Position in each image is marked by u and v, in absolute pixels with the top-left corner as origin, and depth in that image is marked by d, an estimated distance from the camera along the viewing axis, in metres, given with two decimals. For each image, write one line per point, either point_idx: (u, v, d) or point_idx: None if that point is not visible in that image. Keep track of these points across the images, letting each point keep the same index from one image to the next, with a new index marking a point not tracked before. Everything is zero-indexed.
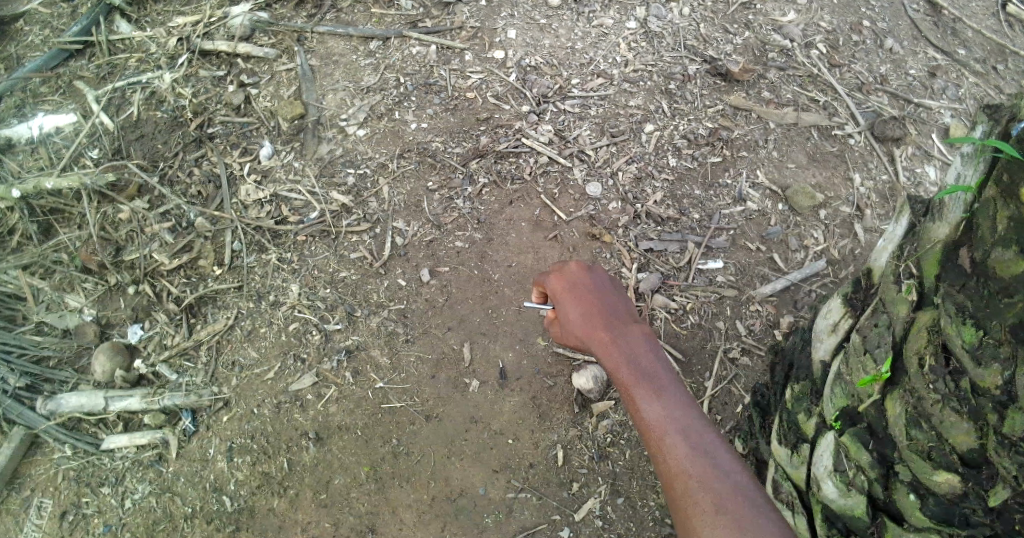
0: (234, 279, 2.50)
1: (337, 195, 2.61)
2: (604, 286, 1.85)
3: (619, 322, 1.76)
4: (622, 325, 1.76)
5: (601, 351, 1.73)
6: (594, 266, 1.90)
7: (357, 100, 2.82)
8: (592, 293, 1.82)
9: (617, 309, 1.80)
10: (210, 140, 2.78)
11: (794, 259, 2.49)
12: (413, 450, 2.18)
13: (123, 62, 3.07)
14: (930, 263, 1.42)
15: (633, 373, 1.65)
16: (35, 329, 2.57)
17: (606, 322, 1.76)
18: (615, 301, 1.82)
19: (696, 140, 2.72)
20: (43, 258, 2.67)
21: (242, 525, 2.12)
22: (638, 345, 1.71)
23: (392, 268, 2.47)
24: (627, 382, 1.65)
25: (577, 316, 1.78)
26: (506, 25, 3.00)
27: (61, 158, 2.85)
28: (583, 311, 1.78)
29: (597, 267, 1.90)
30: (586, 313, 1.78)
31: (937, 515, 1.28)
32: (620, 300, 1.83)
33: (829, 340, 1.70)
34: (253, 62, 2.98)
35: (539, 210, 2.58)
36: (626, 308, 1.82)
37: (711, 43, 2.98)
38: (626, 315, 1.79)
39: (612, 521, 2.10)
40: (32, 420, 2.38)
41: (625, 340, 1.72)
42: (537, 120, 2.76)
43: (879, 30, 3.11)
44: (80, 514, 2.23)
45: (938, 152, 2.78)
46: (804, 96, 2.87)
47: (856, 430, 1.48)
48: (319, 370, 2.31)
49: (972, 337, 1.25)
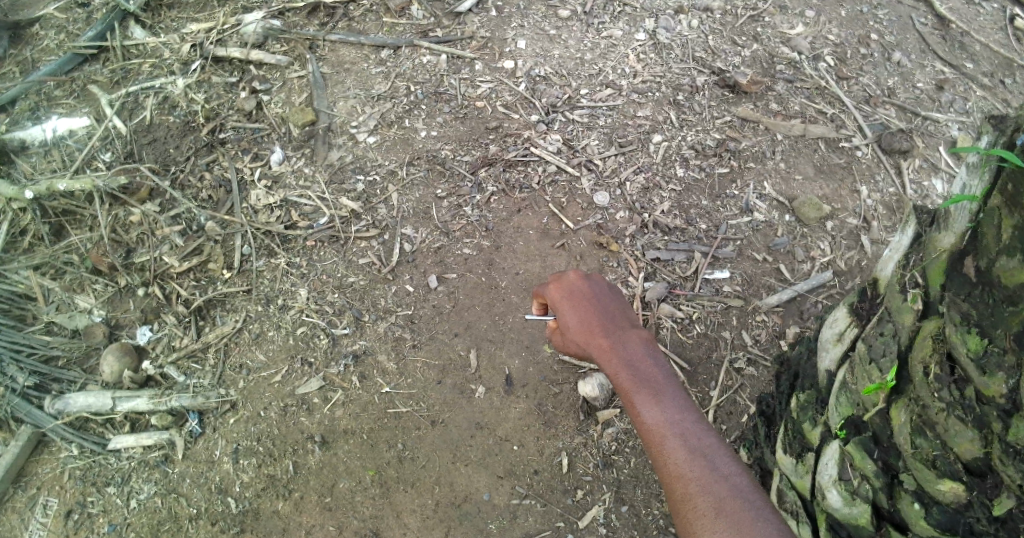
0: (243, 283, 2.52)
1: (346, 201, 2.63)
2: (603, 292, 1.86)
3: (619, 329, 1.78)
4: (622, 331, 1.78)
5: (601, 358, 1.74)
6: (593, 273, 1.91)
7: (368, 108, 2.85)
8: (591, 299, 1.83)
9: (616, 316, 1.82)
10: (221, 145, 2.81)
11: (801, 270, 2.50)
12: (419, 455, 2.19)
13: (137, 67, 3.10)
14: (936, 272, 1.42)
15: (633, 378, 1.67)
16: (45, 329, 2.60)
17: (605, 328, 1.77)
18: (615, 307, 1.84)
19: (704, 151, 2.73)
20: (54, 259, 2.70)
21: (246, 527, 2.13)
22: (638, 352, 1.72)
23: (400, 274, 2.49)
24: (626, 386, 1.67)
25: (575, 323, 1.80)
26: (516, 36, 3.03)
27: (73, 160, 2.88)
28: (582, 319, 1.80)
29: (595, 273, 1.92)
30: (584, 319, 1.80)
31: (942, 525, 1.30)
32: (620, 308, 1.85)
33: (834, 349, 1.70)
34: (265, 69, 3.01)
35: (547, 219, 2.60)
36: (626, 315, 1.83)
37: (719, 55, 3.01)
38: (625, 322, 1.81)
39: (616, 528, 2.10)
40: (40, 419, 2.40)
41: (625, 347, 1.74)
42: (546, 130, 2.78)
43: (887, 43, 3.13)
44: (85, 513, 2.24)
45: (945, 164, 2.78)
46: (812, 108, 2.89)
47: (861, 438, 1.49)
48: (326, 374, 2.32)
49: (977, 346, 1.26)
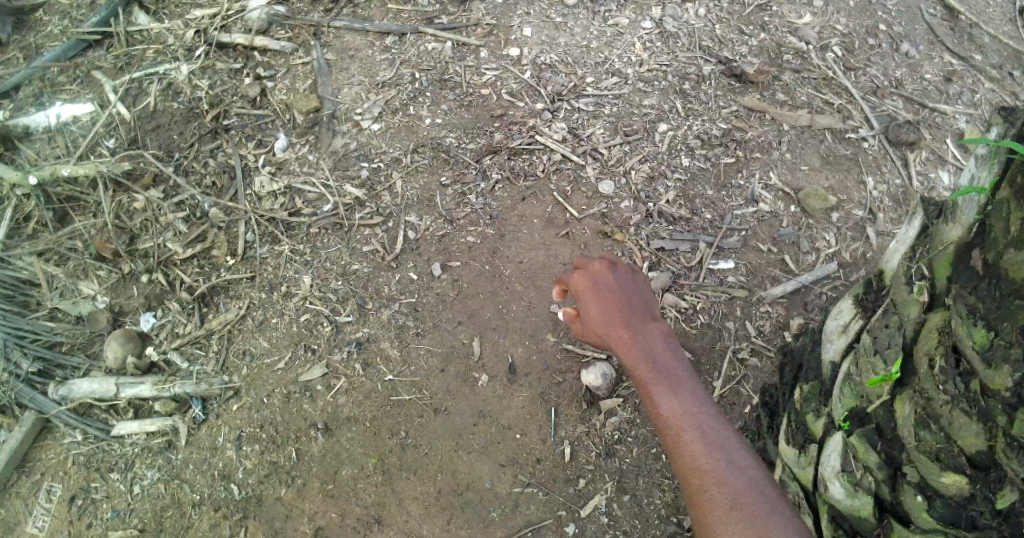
0: (247, 270, 2.51)
1: (351, 189, 2.62)
2: (626, 284, 1.88)
3: (639, 320, 1.78)
4: (642, 323, 1.78)
5: (620, 348, 1.75)
6: (618, 264, 1.93)
7: (372, 95, 2.84)
8: (613, 290, 1.85)
9: (638, 307, 1.82)
10: (225, 131, 2.81)
11: (805, 261, 2.49)
12: (422, 442, 2.19)
13: (141, 53, 3.09)
14: (943, 265, 1.40)
15: (652, 369, 1.67)
16: (49, 315, 2.61)
17: (626, 320, 1.78)
18: (637, 300, 1.85)
19: (710, 141, 2.72)
20: (58, 245, 2.70)
21: (249, 513, 2.14)
22: (658, 343, 1.72)
23: (404, 262, 2.48)
24: (646, 377, 1.67)
25: (597, 314, 1.82)
26: (522, 23, 3.01)
27: (77, 147, 2.87)
28: (603, 310, 1.82)
29: (621, 264, 1.94)
30: (607, 310, 1.81)
31: (944, 518, 1.29)
32: (641, 300, 1.86)
33: (839, 341, 1.69)
34: (270, 55, 3.00)
35: (551, 208, 2.59)
36: (647, 307, 1.84)
37: (726, 44, 2.99)
38: (647, 314, 1.81)
39: (618, 518, 2.10)
40: (44, 404, 2.41)
41: (645, 338, 1.74)
42: (551, 118, 2.77)
43: (896, 34, 3.10)
44: (89, 499, 2.26)
45: (952, 157, 2.76)
46: (818, 98, 2.87)
47: (864, 431, 1.48)
48: (329, 362, 2.32)
49: (983, 339, 1.24)
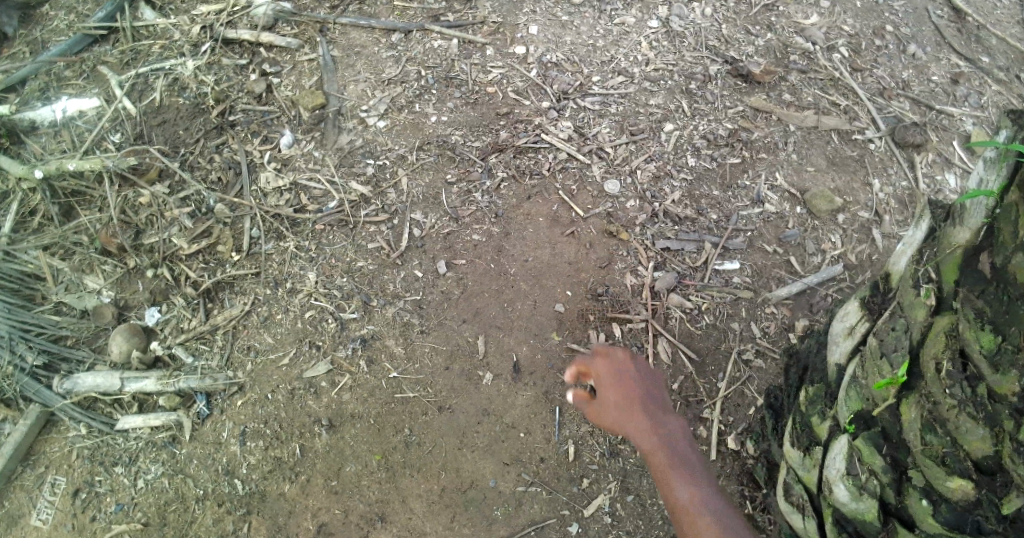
0: (252, 266, 2.52)
1: (356, 186, 2.62)
2: (645, 373, 1.85)
3: (658, 408, 1.78)
4: (661, 415, 1.77)
5: (637, 438, 1.73)
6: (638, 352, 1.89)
7: (378, 92, 2.84)
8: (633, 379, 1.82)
9: (656, 398, 1.80)
10: (231, 127, 2.81)
11: (811, 262, 2.49)
12: (425, 440, 2.20)
13: (147, 48, 3.09)
14: (951, 268, 1.39)
15: (669, 460, 1.67)
16: (53, 309, 2.61)
17: (644, 410, 1.76)
18: (656, 390, 1.82)
19: (716, 141, 2.72)
20: (63, 239, 2.70)
21: (253, 509, 2.14)
22: (675, 437, 1.72)
23: (409, 260, 2.48)
24: (662, 468, 1.67)
25: (615, 401, 1.78)
26: (528, 21, 3.01)
27: (83, 141, 2.88)
28: (623, 398, 1.78)
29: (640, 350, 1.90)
30: (626, 398, 1.78)
31: (949, 522, 1.30)
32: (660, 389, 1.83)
33: (845, 343, 1.69)
34: (276, 51, 3.00)
35: (557, 206, 2.58)
36: (665, 398, 1.82)
37: (733, 44, 2.98)
38: (665, 406, 1.80)
39: (621, 517, 2.11)
40: (48, 398, 2.42)
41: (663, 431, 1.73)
42: (557, 117, 2.76)
43: (903, 35, 3.10)
44: (93, 492, 2.27)
45: (959, 159, 2.76)
46: (825, 99, 2.86)
47: (869, 434, 1.47)
48: (333, 358, 2.32)
49: (990, 343, 1.24)
